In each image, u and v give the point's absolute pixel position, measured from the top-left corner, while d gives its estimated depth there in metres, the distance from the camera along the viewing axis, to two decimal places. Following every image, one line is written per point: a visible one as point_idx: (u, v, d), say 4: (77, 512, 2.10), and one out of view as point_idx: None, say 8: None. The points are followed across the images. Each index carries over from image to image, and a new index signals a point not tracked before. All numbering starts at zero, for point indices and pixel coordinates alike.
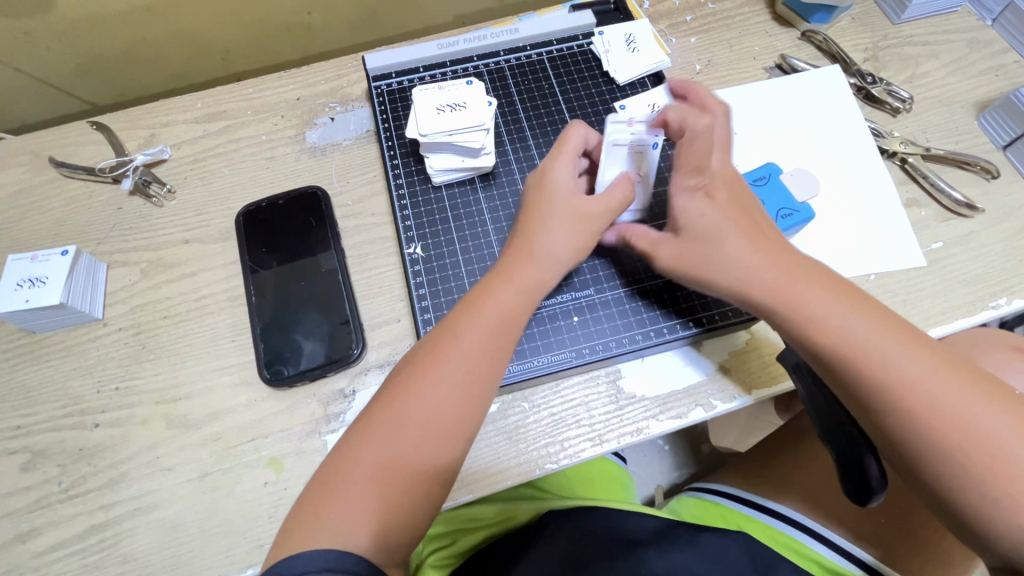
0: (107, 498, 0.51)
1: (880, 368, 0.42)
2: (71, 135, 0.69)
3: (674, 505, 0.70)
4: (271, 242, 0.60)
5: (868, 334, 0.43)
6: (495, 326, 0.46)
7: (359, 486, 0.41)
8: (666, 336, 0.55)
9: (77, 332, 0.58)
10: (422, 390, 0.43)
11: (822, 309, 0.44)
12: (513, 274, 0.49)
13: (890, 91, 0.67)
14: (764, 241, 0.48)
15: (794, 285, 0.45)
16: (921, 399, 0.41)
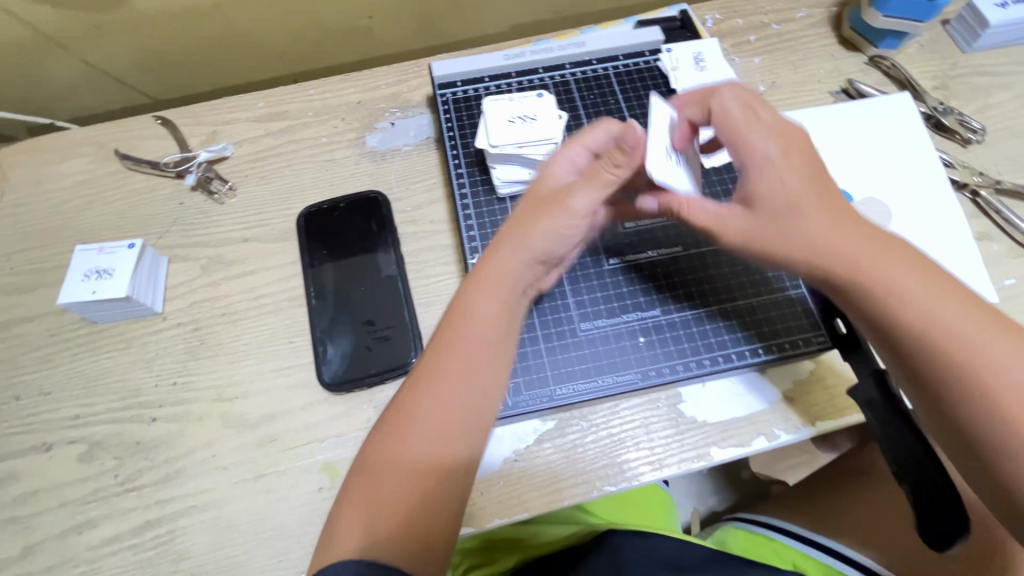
0: (162, 494, 0.51)
1: (964, 357, 0.41)
2: (135, 128, 0.69)
3: (721, 537, 0.70)
4: (332, 245, 0.61)
5: (941, 312, 0.41)
6: (492, 322, 0.45)
7: (387, 481, 0.40)
8: (735, 362, 0.54)
9: (137, 325, 0.58)
10: (436, 379, 0.43)
11: (905, 287, 0.42)
12: (488, 272, 0.46)
13: (961, 121, 0.66)
14: (842, 211, 0.44)
15: (883, 266, 0.43)
16: (1005, 389, 0.39)
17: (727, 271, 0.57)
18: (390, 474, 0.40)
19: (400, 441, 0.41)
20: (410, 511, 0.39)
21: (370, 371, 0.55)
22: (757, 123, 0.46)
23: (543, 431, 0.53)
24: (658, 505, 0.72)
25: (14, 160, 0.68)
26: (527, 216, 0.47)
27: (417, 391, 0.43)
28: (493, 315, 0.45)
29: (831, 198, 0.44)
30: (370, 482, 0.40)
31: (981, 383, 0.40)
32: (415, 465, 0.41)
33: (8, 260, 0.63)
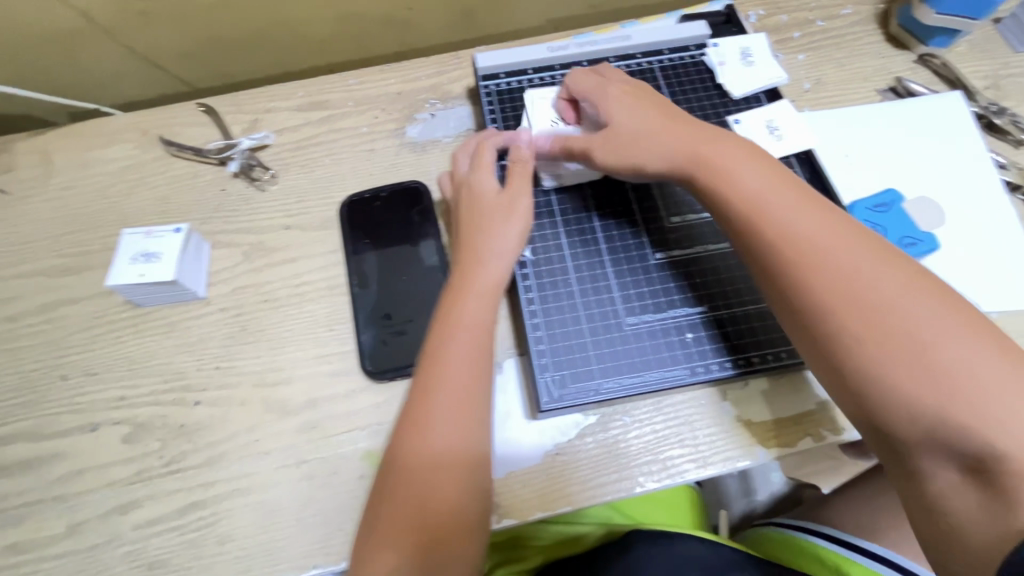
0: (206, 477, 0.52)
1: (839, 273, 0.42)
2: (179, 115, 0.70)
3: (774, 550, 0.66)
4: (374, 235, 0.61)
5: (843, 255, 0.42)
6: (473, 333, 0.48)
7: (414, 468, 0.44)
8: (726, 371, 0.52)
9: (180, 310, 0.59)
10: (443, 363, 0.46)
11: (807, 229, 0.44)
12: (473, 279, 0.50)
13: (1014, 122, 0.65)
14: (762, 169, 0.47)
15: (760, 193, 0.46)
16: (877, 302, 0.40)
17: None
18: (415, 464, 0.44)
19: (415, 431, 0.44)
20: (444, 499, 0.43)
21: (404, 362, 0.55)
22: (626, 97, 0.54)
23: (586, 426, 0.52)
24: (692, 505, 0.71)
25: (59, 144, 0.69)
26: (493, 225, 0.52)
27: (425, 379, 0.46)
28: (485, 319, 0.49)
29: (714, 143, 0.50)
30: (394, 469, 0.44)
31: (848, 297, 0.41)
32: (437, 454, 0.44)
33: (54, 242, 0.64)
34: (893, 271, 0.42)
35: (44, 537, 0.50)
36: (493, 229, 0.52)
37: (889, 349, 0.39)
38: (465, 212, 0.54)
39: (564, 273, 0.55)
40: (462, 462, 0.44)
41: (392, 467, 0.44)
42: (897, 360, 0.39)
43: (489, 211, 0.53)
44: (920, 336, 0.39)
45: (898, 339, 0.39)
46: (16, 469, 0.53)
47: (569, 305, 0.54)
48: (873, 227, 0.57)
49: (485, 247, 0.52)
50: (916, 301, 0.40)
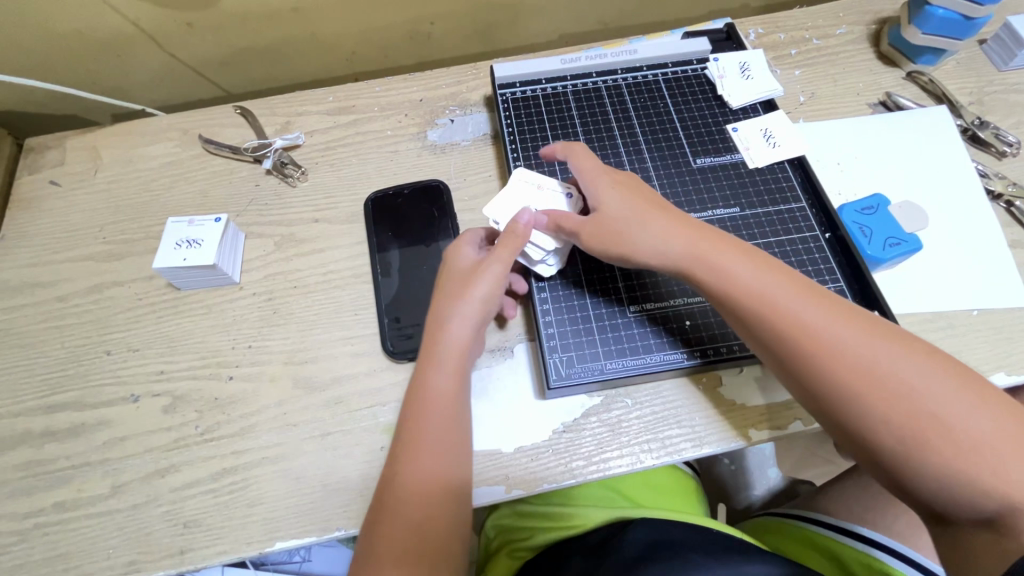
0: (238, 445, 0.56)
1: (840, 362, 0.43)
2: (217, 117, 0.76)
3: (771, 538, 0.68)
4: (397, 228, 0.66)
5: (835, 335, 0.44)
6: (442, 401, 0.50)
7: (397, 510, 0.46)
8: (735, 354, 0.56)
9: (217, 293, 0.64)
10: (417, 420, 0.49)
11: (799, 313, 0.45)
12: (439, 350, 0.51)
13: (997, 135, 0.69)
14: (743, 248, 0.50)
15: (760, 285, 0.47)
16: (882, 387, 0.42)
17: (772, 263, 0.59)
18: (402, 506, 0.46)
19: (396, 476, 0.47)
20: (430, 540, 0.45)
21: (418, 347, 0.59)
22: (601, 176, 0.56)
23: (590, 406, 0.56)
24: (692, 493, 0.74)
25: (107, 141, 0.75)
26: (462, 293, 0.53)
27: (405, 434, 0.49)
28: (452, 385, 0.50)
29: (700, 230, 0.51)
30: (385, 510, 0.46)
31: (854, 385, 0.43)
32: (412, 498, 0.46)
33: (101, 230, 0.69)
34: (891, 351, 0.43)
35: (88, 497, 0.54)
36: (459, 296, 0.52)
37: (898, 428, 0.41)
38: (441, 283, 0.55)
39: (572, 265, 0.60)
40: (441, 497, 0.47)
41: (382, 502, 0.46)
42: (911, 441, 0.40)
43: (458, 281, 0.54)
44: (928, 413, 0.41)
45: (909, 419, 0.41)
46: (64, 434, 0.57)
47: (576, 293, 0.59)
48: (861, 228, 0.60)
49: (452, 315, 0.52)
50: (920, 376, 0.42)
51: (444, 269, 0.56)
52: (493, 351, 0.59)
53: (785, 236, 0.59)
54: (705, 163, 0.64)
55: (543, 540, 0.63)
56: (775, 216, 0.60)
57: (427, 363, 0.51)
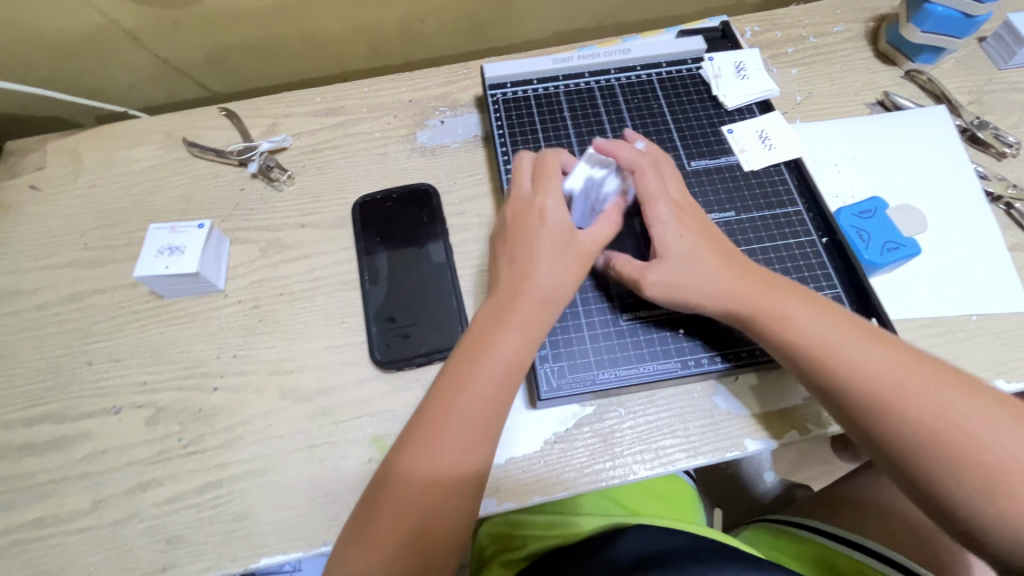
0: (223, 458, 0.55)
1: (904, 408, 0.44)
2: (202, 118, 0.74)
3: (768, 540, 0.69)
4: (385, 233, 0.64)
5: (899, 384, 0.45)
6: (502, 372, 0.48)
7: (416, 488, 0.45)
8: (730, 362, 0.55)
9: (201, 301, 0.62)
10: (472, 391, 0.47)
11: (863, 362, 0.46)
12: (512, 313, 0.49)
13: (997, 135, 0.68)
14: (801, 296, 0.50)
15: (823, 333, 0.48)
16: (946, 434, 0.43)
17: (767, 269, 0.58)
18: (424, 482, 0.45)
19: (437, 444, 0.46)
20: (435, 524, 0.45)
21: (407, 355, 0.58)
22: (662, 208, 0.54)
23: (582, 416, 0.55)
24: (688, 500, 0.73)
25: (89, 144, 0.73)
26: (545, 261, 0.51)
27: (448, 407, 0.47)
28: (517, 355, 0.49)
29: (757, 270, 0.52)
30: (396, 488, 0.46)
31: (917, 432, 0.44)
32: (447, 468, 0.46)
33: (82, 236, 0.67)
34: (953, 396, 0.44)
35: (69, 511, 0.53)
36: (544, 267, 0.51)
37: (958, 474, 0.42)
38: (518, 226, 0.53)
39: None
40: (471, 475, 0.46)
41: (396, 473, 0.46)
42: (973, 487, 0.42)
43: (546, 246, 0.51)
44: (989, 457, 0.42)
45: (971, 464, 0.42)
46: (44, 448, 0.56)
47: (568, 300, 0.57)
48: (858, 232, 0.59)
49: (534, 281, 0.50)
50: (981, 421, 0.43)
51: (531, 218, 0.53)
52: None
53: (781, 241, 0.58)
54: (699, 165, 0.62)
55: (536, 548, 0.62)
56: (770, 220, 0.59)
57: (498, 331, 0.49)
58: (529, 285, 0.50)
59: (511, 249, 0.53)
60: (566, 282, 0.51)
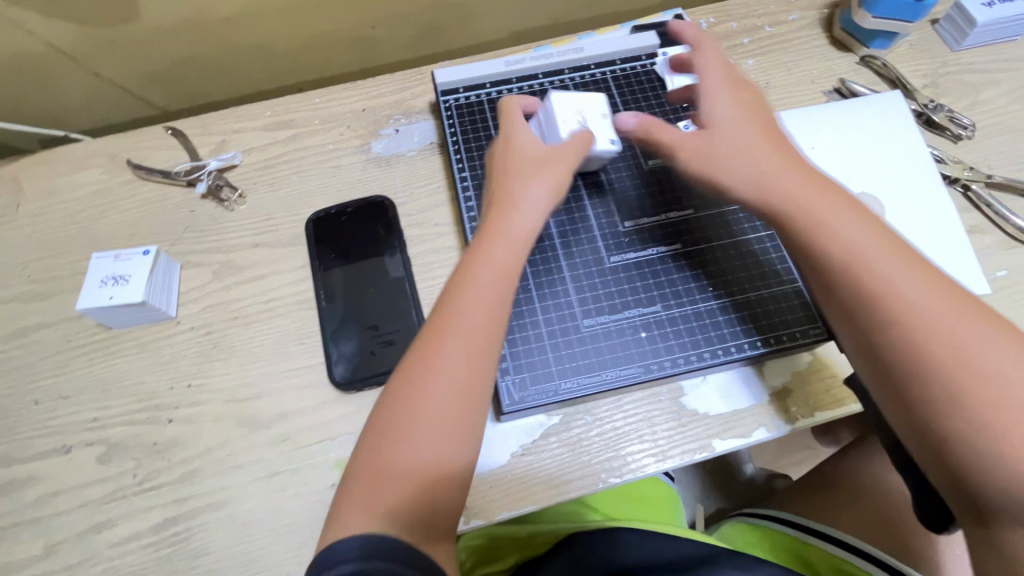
0: (180, 492, 0.53)
1: (934, 332, 0.42)
2: (147, 139, 0.71)
3: (728, 531, 0.70)
4: (340, 248, 0.62)
5: (930, 306, 0.42)
6: (488, 286, 0.48)
7: (418, 393, 0.44)
8: (695, 364, 0.54)
9: (152, 330, 0.60)
10: (462, 302, 0.47)
11: (897, 278, 0.43)
12: (496, 231, 0.50)
13: (952, 118, 0.68)
14: (849, 206, 0.47)
15: (862, 242, 0.45)
16: (967, 367, 0.40)
17: (728, 269, 0.57)
18: (428, 382, 0.44)
19: (420, 364, 0.45)
20: (443, 445, 0.43)
21: (367, 375, 0.56)
22: (724, 109, 0.52)
23: (549, 426, 0.54)
24: (666, 500, 0.73)
25: (29, 171, 0.70)
26: (529, 174, 0.52)
27: (452, 313, 0.47)
28: (504, 265, 0.49)
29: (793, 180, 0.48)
30: (399, 398, 0.44)
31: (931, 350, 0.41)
32: (426, 388, 0.44)
33: (25, 268, 0.65)
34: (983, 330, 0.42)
35: (20, 559, 0.51)
36: (527, 180, 0.52)
37: (969, 404, 0.40)
38: (501, 162, 0.54)
39: (524, 280, 0.57)
40: (459, 399, 0.45)
41: (392, 392, 0.45)
42: (983, 426, 0.39)
43: (523, 163, 0.53)
44: (995, 392, 0.40)
45: (977, 393, 0.40)
46: None
47: (527, 310, 0.56)
48: None
49: (518, 202, 0.51)
50: (1004, 360, 0.40)
51: (506, 143, 0.55)
52: None
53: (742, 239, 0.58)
54: (657, 163, 0.62)
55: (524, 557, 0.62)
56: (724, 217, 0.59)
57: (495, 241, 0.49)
58: (520, 198, 0.51)
59: (495, 180, 0.54)
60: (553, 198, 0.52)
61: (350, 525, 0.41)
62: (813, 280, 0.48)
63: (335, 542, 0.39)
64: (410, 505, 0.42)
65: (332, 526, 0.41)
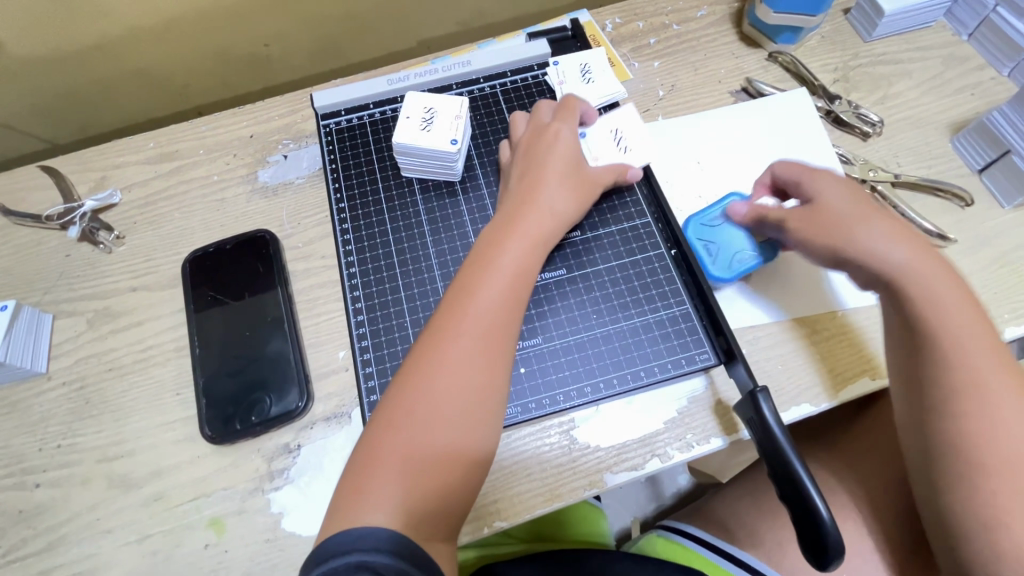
0: (47, 563, 0.50)
1: (992, 425, 0.44)
2: (19, 179, 0.67)
3: (643, 545, 0.69)
4: (218, 290, 0.59)
5: (998, 402, 0.45)
6: (511, 278, 0.48)
7: (422, 382, 0.44)
8: (576, 399, 0.52)
9: (19, 388, 0.57)
10: (483, 291, 0.47)
11: (985, 371, 0.45)
12: (523, 223, 0.51)
13: (858, 115, 0.65)
14: (958, 290, 0.48)
15: (961, 327, 0.46)
16: (995, 462, 0.44)
17: (612, 295, 0.56)
18: (436, 373, 0.44)
19: (441, 350, 0.45)
20: (460, 434, 0.43)
21: (238, 424, 0.53)
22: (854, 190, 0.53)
23: None
24: (573, 520, 0.74)
25: None
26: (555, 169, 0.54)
27: (457, 307, 0.47)
28: (520, 259, 0.49)
29: (923, 256, 0.49)
30: (405, 386, 0.44)
31: (1013, 444, 0.44)
32: (445, 376, 0.44)
33: None
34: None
35: None
36: (553, 178, 0.54)
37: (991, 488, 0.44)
38: (537, 157, 0.55)
39: (401, 316, 0.56)
40: (477, 396, 0.44)
41: (413, 371, 0.45)
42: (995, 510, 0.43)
43: (555, 162, 0.55)
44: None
45: (1001, 486, 0.43)
46: None
47: (402, 348, 0.55)
48: (705, 244, 0.56)
49: (542, 201, 0.53)
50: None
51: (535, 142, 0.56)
52: (327, 419, 0.54)
53: (628, 260, 0.57)
54: None
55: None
56: (604, 239, 0.58)
57: (505, 238, 0.50)
58: (538, 199, 0.53)
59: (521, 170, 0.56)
60: (571, 201, 0.54)
61: (363, 513, 0.39)
62: (897, 340, 0.49)
63: (346, 528, 0.39)
64: (422, 506, 0.41)
65: (335, 520, 0.40)
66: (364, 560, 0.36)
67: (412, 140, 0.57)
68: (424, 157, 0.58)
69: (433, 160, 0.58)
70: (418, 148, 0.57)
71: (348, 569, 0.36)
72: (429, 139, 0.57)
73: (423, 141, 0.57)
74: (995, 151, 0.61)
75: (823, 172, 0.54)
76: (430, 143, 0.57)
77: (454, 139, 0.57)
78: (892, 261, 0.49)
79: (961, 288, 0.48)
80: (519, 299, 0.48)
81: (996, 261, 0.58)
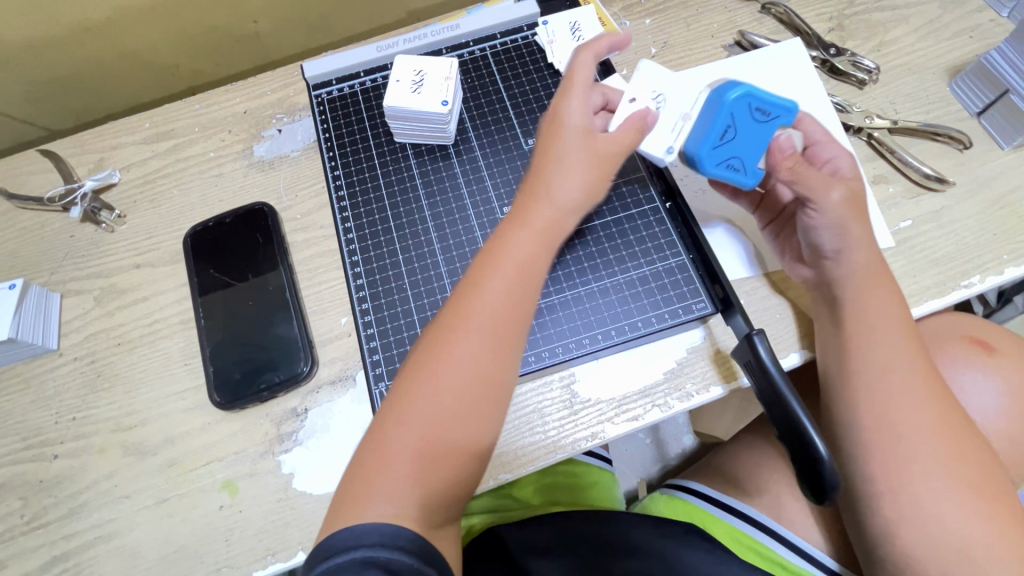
0: (69, 528, 0.52)
1: (901, 419, 0.46)
2: (19, 164, 0.68)
3: (648, 502, 0.70)
4: (219, 263, 0.60)
5: (914, 399, 0.46)
6: (513, 272, 0.45)
7: (431, 388, 0.42)
8: (575, 352, 0.53)
9: (32, 364, 0.58)
10: (487, 289, 0.44)
11: (903, 368, 0.47)
12: (529, 217, 0.47)
13: (855, 62, 0.64)
14: (892, 288, 0.49)
15: (888, 323, 0.48)
16: (901, 452, 0.45)
17: (607, 249, 0.56)
18: (444, 375, 0.42)
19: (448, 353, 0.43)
20: (470, 434, 0.42)
21: (245, 391, 0.55)
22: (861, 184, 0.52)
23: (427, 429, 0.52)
24: (582, 484, 0.73)
25: None
26: (565, 153, 0.47)
27: (464, 307, 0.44)
28: (523, 252, 0.45)
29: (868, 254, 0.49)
30: (411, 387, 0.43)
31: (921, 466, 0.45)
32: (451, 377, 0.42)
33: None
34: (935, 457, 0.45)
35: None
36: (561, 164, 0.47)
37: (887, 474, 0.46)
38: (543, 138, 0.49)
39: (399, 279, 0.57)
40: (484, 394, 0.43)
41: (418, 368, 0.43)
42: (889, 493, 0.46)
43: (565, 143, 0.48)
44: (930, 514, 0.45)
45: (902, 508, 0.45)
46: None
47: (402, 309, 0.55)
48: (726, 126, 0.49)
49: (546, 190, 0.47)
50: (950, 494, 0.45)
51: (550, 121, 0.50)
52: (332, 383, 0.55)
53: (622, 214, 0.58)
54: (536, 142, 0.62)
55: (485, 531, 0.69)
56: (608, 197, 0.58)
57: (508, 234, 0.46)
58: (544, 191, 0.47)
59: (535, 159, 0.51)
60: (584, 187, 0.47)
61: (374, 496, 0.39)
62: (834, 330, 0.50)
63: (351, 524, 0.39)
64: (432, 484, 0.41)
65: (335, 510, 0.40)
66: (370, 556, 0.37)
67: (401, 102, 0.58)
68: (415, 120, 0.59)
69: (421, 123, 0.59)
70: (407, 112, 0.58)
71: (353, 565, 0.36)
72: (419, 101, 0.58)
73: (415, 102, 0.58)
74: (994, 92, 0.60)
75: (837, 143, 0.53)
76: (420, 105, 0.58)
77: (445, 100, 0.58)
78: (846, 259, 0.49)
79: (888, 286, 0.49)
80: (523, 299, 0.45)
81: (996, 202, 0.58)
